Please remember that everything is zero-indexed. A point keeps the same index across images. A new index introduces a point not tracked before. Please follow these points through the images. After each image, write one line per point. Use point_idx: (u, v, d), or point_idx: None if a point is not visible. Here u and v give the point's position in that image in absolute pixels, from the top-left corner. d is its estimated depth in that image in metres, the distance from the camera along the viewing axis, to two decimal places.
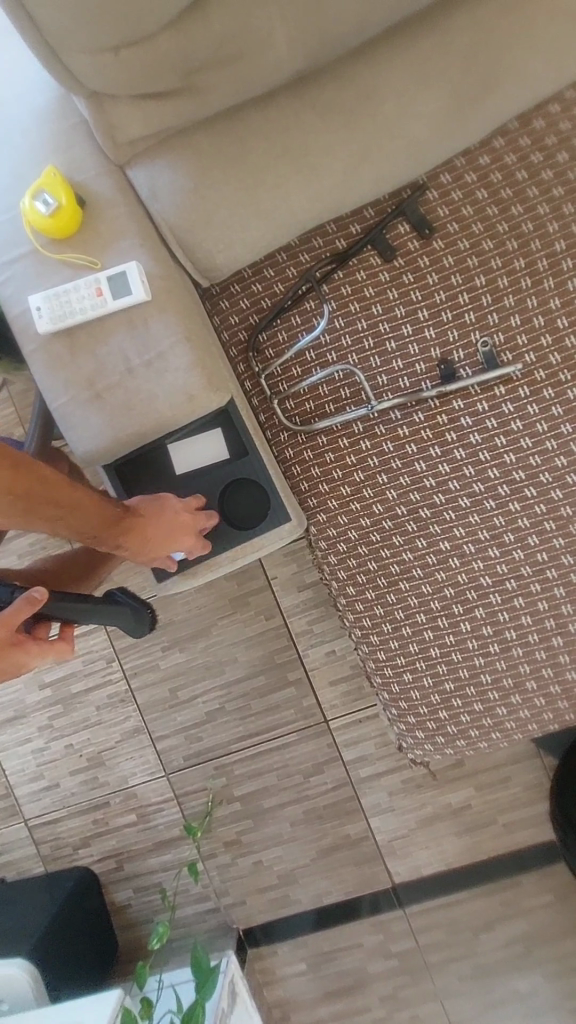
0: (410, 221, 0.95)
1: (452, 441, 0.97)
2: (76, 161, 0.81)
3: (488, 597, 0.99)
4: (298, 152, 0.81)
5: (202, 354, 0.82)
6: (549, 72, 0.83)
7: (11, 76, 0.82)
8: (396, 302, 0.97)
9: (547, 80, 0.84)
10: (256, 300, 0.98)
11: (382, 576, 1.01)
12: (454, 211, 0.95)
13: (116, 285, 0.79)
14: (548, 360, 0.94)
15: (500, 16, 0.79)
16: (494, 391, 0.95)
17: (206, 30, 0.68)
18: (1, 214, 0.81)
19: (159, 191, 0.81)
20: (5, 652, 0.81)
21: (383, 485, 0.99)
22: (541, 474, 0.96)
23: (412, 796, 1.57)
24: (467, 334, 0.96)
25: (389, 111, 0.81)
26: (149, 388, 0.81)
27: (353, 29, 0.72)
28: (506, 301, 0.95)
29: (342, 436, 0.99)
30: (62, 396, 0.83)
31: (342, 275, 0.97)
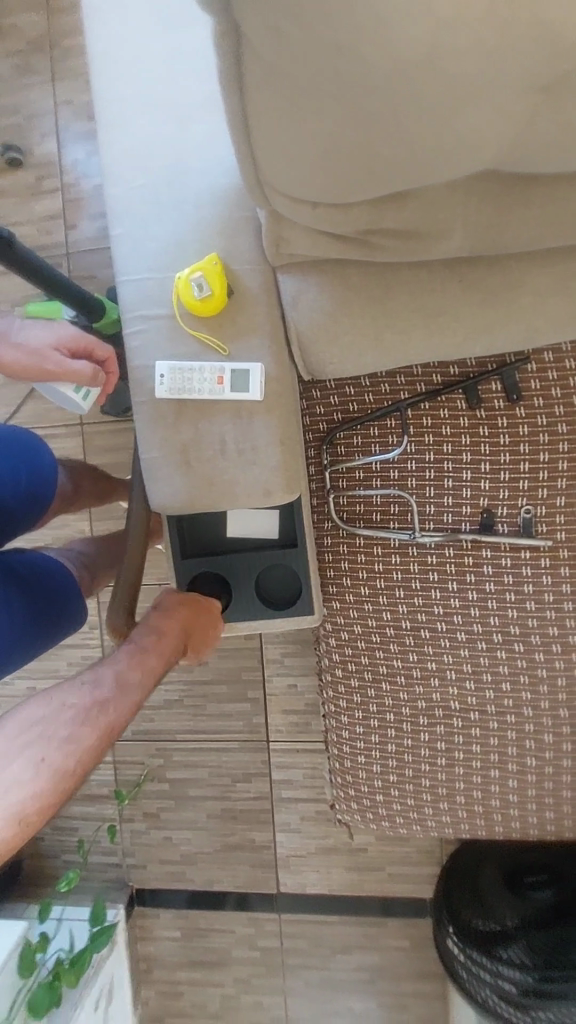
0: (502, 383, 1.04)
1: (469, 581, 1.08)
2: (236, 250, 0.87)
3: (451, 719, 1.11)
4: (431, 310, 0.88)
5: (288, 458, 0.90)
6: None
7: (202, 149, 0.86)
8: (465, 447, 1.06)
9: None
10: (345, 403, 1.07)
11: (369, 670, 1.12)
12: (543, 388, 1.04)
13: (237, 378, 0.87)
14: (574, 544, 1.05)
15: None
16: (520, 553, 1.06)
17: (396, 209, 0.74)
18: (153, 274, 0.88)
19: (300, 301, 0.88)
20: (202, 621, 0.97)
21: (397, 597, 1.09)
22: (532, 635, 1.07)
23: (318, 826, 1.75)
24: (515, 497, 1.06)
25: (524, 303, 0.87)
26: (234, 472, 0.89)
27: (520, 241, 0.78)
28: (558, 481, 1.05)
29: (378, 546, 1.09)
30: (154, 449, 0.90)
31: (427, 409, 1.06)
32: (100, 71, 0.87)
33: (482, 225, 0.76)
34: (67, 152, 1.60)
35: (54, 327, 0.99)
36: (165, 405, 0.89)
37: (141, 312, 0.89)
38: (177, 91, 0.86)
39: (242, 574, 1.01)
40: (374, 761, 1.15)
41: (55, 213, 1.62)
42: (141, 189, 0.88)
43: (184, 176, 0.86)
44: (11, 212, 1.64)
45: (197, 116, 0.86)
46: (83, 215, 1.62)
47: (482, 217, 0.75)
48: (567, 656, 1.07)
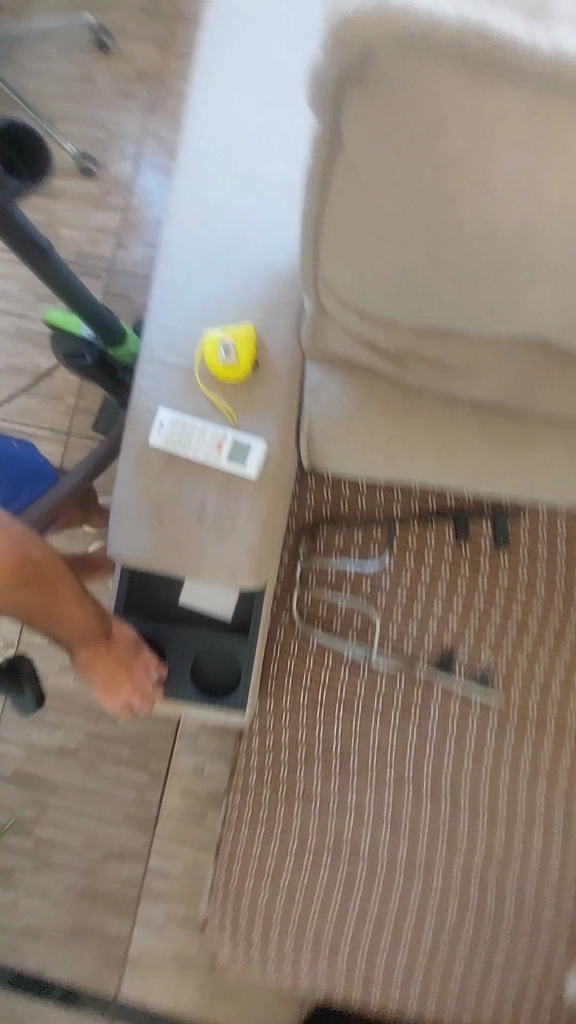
0: (493, 528, 1.02)
1: (413, 720, 1.02)
2: (272, 327, 0.86)
3: (356, 861, 1.02)
4: (446, 442, 0.87)
5: (265, 543, 0.85)
6: None
7: (267, 227, 0.87)
8: (443, 578, 1.03)
9: None
10: (336, 501, 1.04)
11: (285, 785, 1.03)
12: (532, 542, 1.02)
13: (236, 450, 0.83)
14: (525, 709, 1.01)
15: None
16: (471, 703, 1.01)
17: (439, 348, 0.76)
18: (186, 326, 0.86)
19: (321, 397, 0.86)
20: None
21: (335, 715, 1.02)
22: (462, 795, 1.01)
23: (183, 932, 1.56)
24: (479, 645, 1.02)
25: (535, 462, 0.87)
26: (205, 543, 0.83)
27: (548, 405, 0.79)
28: (527, 640, 1.02)
29: (330, 655, 1.03)
30: (132, 496, 0.85)
31: (415, 529, 1.03)
32: (194, 128, 0.90)
33: (516, 381, 0.77)
34: (140, 180, 1.67)
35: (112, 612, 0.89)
36: (156, 453, 0.84)
37: (160, 358, 0.85)
38: (260, 167, 0.88)
39: (182, 650, 0.92)
40: (264, 889, 1.02)
41: (110, 229, 1.66)
42: (198, 243, 0.87)
43: (245, 245, 0.86)
44: (68, 214, 1.67)
45: (270, 197, 0.87)
46: (136, 239, 1.65)
47: (516, 376, 0.77)
48: (491, 824, 1.01)
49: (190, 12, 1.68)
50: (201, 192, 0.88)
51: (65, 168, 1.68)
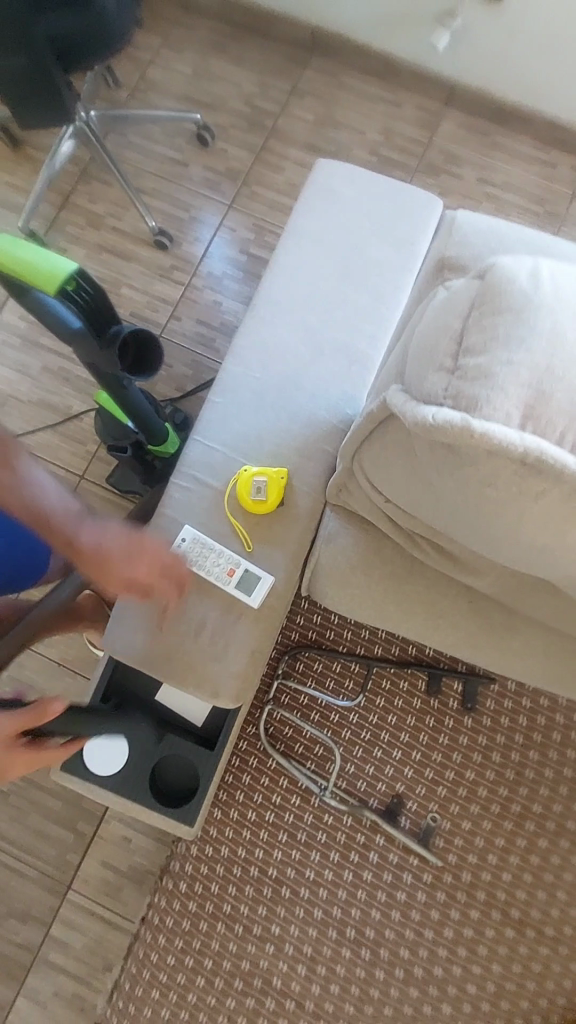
0: (463, 688, 1.08)
1: (351, 859, 1.04)
2: (304, 471, 0.92)
3: (265, 997, 1.00)
4: (438, 613, 0.93)
5: (252, 670, 0.88)
6: None
7: (319, 381, 0.95)
8: (407, 726, 1.07)
9: None
10: (324, 628, 1.09)
11: (213, 899, 1.04)
12: (495, 710, 1.08)
13: (245, 579, 0.88)
14: (459, 873, 1.04)
15: None
16: (409, 855, 1.04)
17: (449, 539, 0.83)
18: (227, 452, 0.93)
19: (333, 544, 0.93)
20: None
21: (277, 839, 1.05)
22: (383, 948, 1.01)
23: (65, 1014, 1.48)
24: (428, 800, 1.05)
25: (515, 650, 0.93)
26: (196, 659, 0.87)
27: (536, 609, 0.85)
28: (473, 805, 1.05)
29: (285, 778, 1.06)
30: (138, 598, 0.89)
31: (391, 673, 1.08)
32: (274, 279, 0.98)
33: (510, 583, 0.84)
34: (207, 263, 1.79)
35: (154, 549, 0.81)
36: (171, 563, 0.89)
37: (194, 477, 0.92)
38: (325, 326, 0.97)
39: (147, 750, 0.93)
40: (166, 1006, 1.01)
41: (169, 300, 1.76)
42: (254, 382, 0.95)
43: (295, 395, 0.94)
44: (134, 277, 1.77)
45: (328, 356, 0.96)
46: (191, 314, 1.76)
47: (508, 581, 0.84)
48: (405, 985, 1.00)
49: (287, 130, 1.85)
50: (267, 337, 0.96)
51: (142, 236, 1.80)
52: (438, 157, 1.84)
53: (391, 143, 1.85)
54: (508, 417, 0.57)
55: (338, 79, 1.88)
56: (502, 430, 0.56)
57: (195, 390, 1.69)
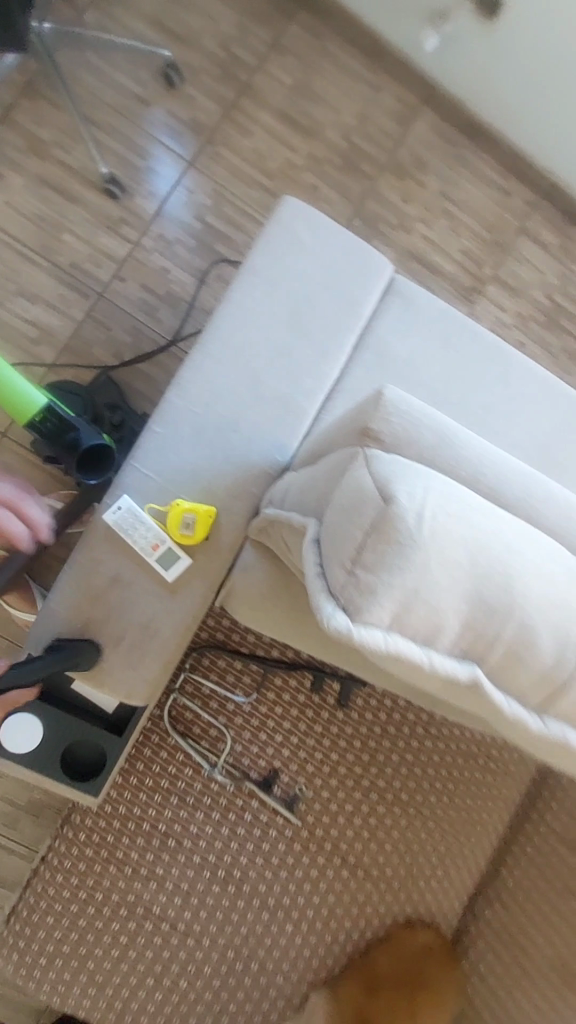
0: (340, 688, 1.28)
1: (228, 818, 1.25)
2: (230, 507, 1.01)
3: (144, 920, 1.23)
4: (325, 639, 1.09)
5: (161, 674, 1.02)
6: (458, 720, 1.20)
7: (255, 423, 1.02)
8: (289, 717, 1.27)
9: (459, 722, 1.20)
10: (230, 632, 1.23)
11: (108, 846, 1.21)
12: (363, 708, 1.30)
13: (165, 555, 0.98)
14: (314, 829, 1.28)
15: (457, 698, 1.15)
16: (276, 816, 1.26)
17: None
18: (161, 479, 0.99)
19: (247, 575, 1.04)
20: None
21: (168, 802, 1.22)
22: (246, 884, 1.26)
23: None
24: (299, 775, 1.27)
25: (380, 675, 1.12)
26: (113, 667, 0.99)
27: None
28: (334, 779, 1.29)
29: (181, 753, 1.22)
30: (64, 608, 0.97)
31: (283, 674, 1.26)
32: (227, 317, 1.02)
33: None
34: (159, 222, 1.69)
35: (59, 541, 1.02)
36: (97, 578, 0.98)
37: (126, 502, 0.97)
38: (266, 369, 1.03)
39: (59, 732, 1.05)
40: (60, 927, 1.20)
41: (113, 256, 1.67)
42: (194, 414, 1.00)
43: (231, 436, 1.01)
44: (76, 222, 1.65)
45: (266, 399, 1.03)
46: (135, 276, 1.68)
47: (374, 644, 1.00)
48: (259, 909, 1.27)
49: (261, 90, 1.74)
50: (212, 372, 1.01)
51: (90, 177, 1.65)
52: (407, 159, 1.83)
53: (364, 131, 1.81)
54: (379, 607, 0.61)
55: (322, 43, 1.78)
56: (371, 632, 0.61)
57: (131, 359, 1.65)
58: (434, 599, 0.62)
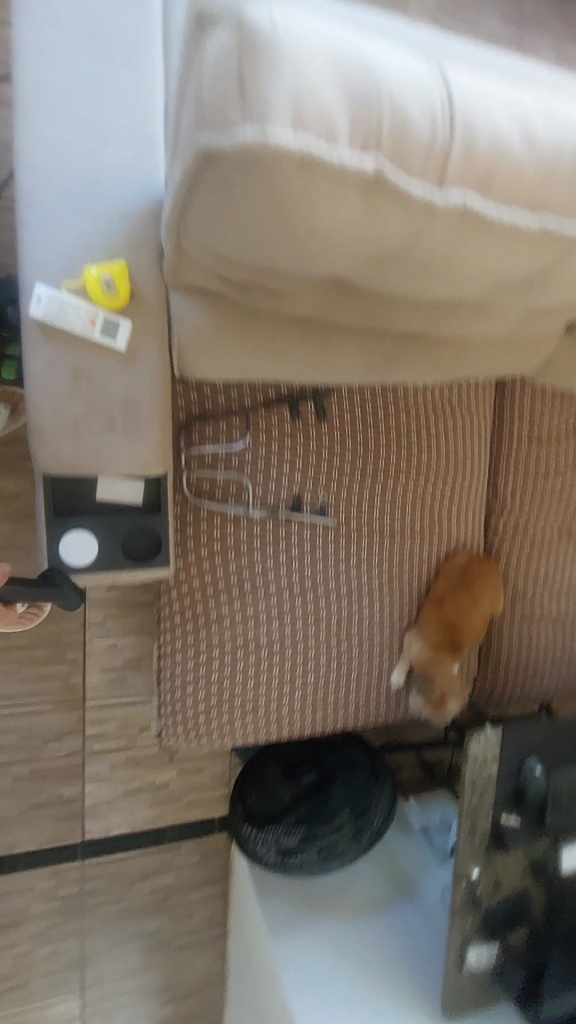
0: (314, 405, 1.44)
1: (281, 547, 1.45)
2: (138, 259, 1.05)
3: (260, 650, 1.48)
4: (278, 348, 1.19)
5: (163, 438, 1.11)
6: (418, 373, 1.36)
7: (116, 170, 1.03)
8: (286, 447, 1.42)
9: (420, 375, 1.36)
10: (202, 401, 1.34)
11: (202, 614, 1.41)
12: (339, 413, 1.46)
13: (107, 324, 1.03)
14: (349, 523, 1.51)
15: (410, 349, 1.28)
16: (316, 527, 1.48)
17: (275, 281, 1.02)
18: (63, 259, 1.01)
19: (186, 317, 1.10)
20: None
21: (230, 559, 1.41)
22: (319, 587, 1.50)
23: (127, 771, 1.94)
24: (316, 488, 1.47)
25: (338, 359, 1.24)
26: (120, 446, 1.08)
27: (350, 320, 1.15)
28: (345, 477, 1.49)
29: (218, 516, 1.38)
30: (49, 415, 1.03)
31: (263, 415, 1.39)
32: (36, 76, 1.01)
33: (322, 299, 1.08)
34: None
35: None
36: (61, 377, 1.03)
37: (42, 293, 0.99)
38: (99, 116, 1.03)
39: (111, 533, 1.17)
40: (201, 687, 1.45)
41: None
42: (57, 186, 1.01)
43: (100, 189, 1.02)
44: None
45: (113, 143, 1.03)
46: None
47: (322, 297, 1.08)
48: (339, 599, 1.53)
49: None
50: (54, 138, 1.01)
51: None
52: None
53: None
54: (278, 113, 0.65)
55: None
56: (283, 131, 0.65)
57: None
58: (322, 86, 0.66)
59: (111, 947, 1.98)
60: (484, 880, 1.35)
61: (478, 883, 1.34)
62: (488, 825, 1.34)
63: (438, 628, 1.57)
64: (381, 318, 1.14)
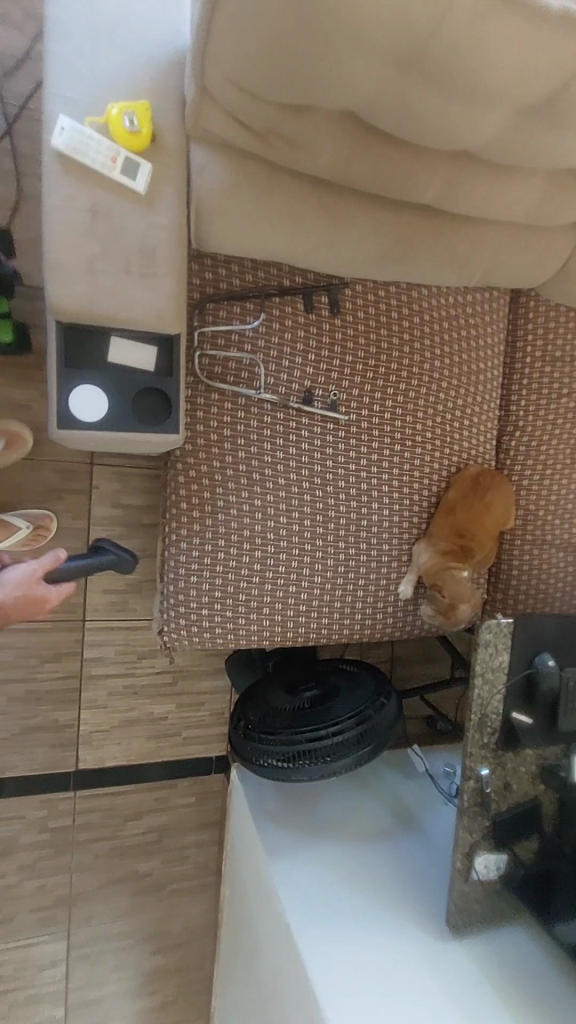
0: (329, 297, 1.42)
1: (291, 439, 1.42)
2: (161, 105, 1.05)
3: (266, 547, 1.44)
4: (294, 213, 1.20)
5: (179, 291, 1.10)
6: (430, 260, 1.37)
7: (142, 15, 1.04)
8: (299, 337, 1.40)
9: (430, 264, 1.38)
10: (216, 281, 1.32)
11: (208, 501, 1.38)
12: (353, 308, 1.45)
13: (127, 164, 1.02)
14: (361, 423, 1.49)
15: (423, 231, 1.30)
16: (327, 423, 1.45)
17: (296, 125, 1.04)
18: (87, 93, 1.01)
19: (205, 171, 1.11)
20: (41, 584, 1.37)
21: (238, 446, 1.38)
22: (329, 485, 1.47)
23: (124, 700, 1.87)
24: (328, 383, 1.44)
25: (353, 232, 1.26)
26: (134, 292, 1.06)
27: (369, 185, 1.17)
28: (357, 375, 1.47)
29: (228, 399, 1.36)
30: (66, 252, 1.02)
31: (277, 302, 1.37)
32: None
33: (341, 151, 1.09)
34: None
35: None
36: (80, 214, 1.02)
37: (66, 124, 0.99)
38: None
39: (122, 392, 1.15)
40: (206, 580, 1.41)
41: None
42: (82, 24, 1.01)
43: (123, 29, 1.03)
44: None
45: None
46: None
47: (341, 144, 1.09)
48: (348, 500, 1.50)
49: None
50: None
51: None
52: None
53: None
54: None
55: None
56: None
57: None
58: None
59: (102, 885, 1.91)
60: (494, 779, 1.33)
61: (488, 782, 1.32)
62: (497, 719, 1.32)
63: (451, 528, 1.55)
64: (400, 185, 1.16)
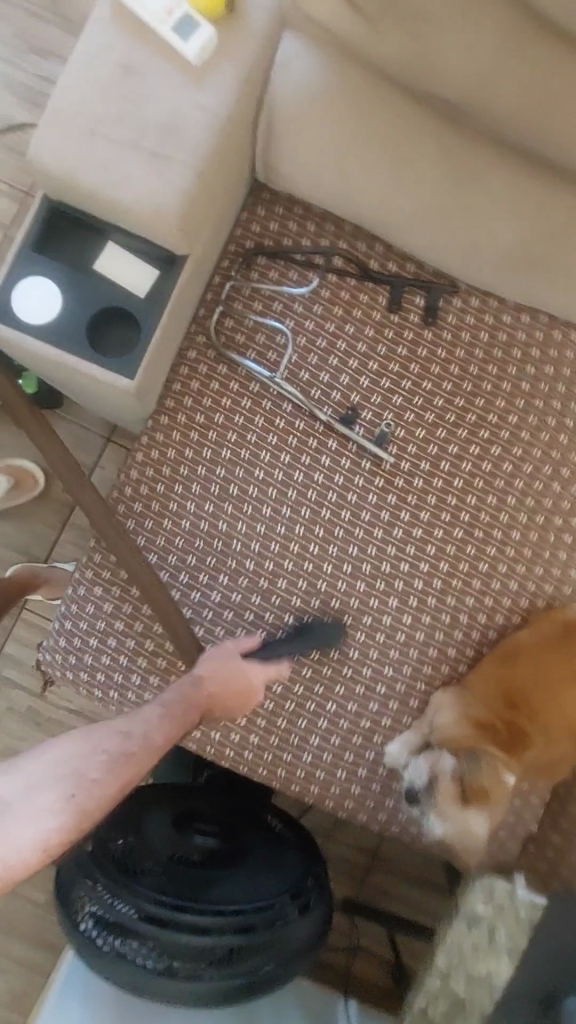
0: (426, 301, 1.00)
1: (302, 462, 0.99)
2: None
3: (211, 592, 0.98)
4: (399, 151, 0.85)
5: (196, 193, 0.81)
6: None
7: None
8: (366, 335, 1.00)
9: None
10: (277, 235, 1.00)
11: (157, 500, 0.98)
12: (457, 322, 1.01)
13: (184, 21, 0.79)
14: (413, 479, 1.00)
15: None
16: (363, 460, 0.99)
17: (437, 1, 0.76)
18: None
19: (290, 64, 0.83)
20: (241, 682, 0.88)
21: (226, 442, 0.99)
22: (331, 546, 0.99)
23: None
24: (383, 408, 1.00)
25: (479, 202, 0.87)
26: (134, 171, 0.79)
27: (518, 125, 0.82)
28: (430, 412, 1.00)
29: (237, 377, 0.99)
30: (70, 101, 0.79)
31: (351, 284, 1.00)
32: None
33: (485, 54, 0.77)
34: None
35: (102, 754, 0.71)
36: (107, 65, 0.80)
37: None
38: None
39: (84, 301, 0.88)
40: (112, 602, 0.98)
41: None
42: None
43: None
44: None
45: None
46: None
47: (494, 38, 0.76)
48: (353, 579, 0.99)
49: None
50: None
51: None
52: None
53: None
54: None
55: None
56: None
57: None
58: None
59: None
60: None
61: None
62: None
63: (498, 688, 1.00)
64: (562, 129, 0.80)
